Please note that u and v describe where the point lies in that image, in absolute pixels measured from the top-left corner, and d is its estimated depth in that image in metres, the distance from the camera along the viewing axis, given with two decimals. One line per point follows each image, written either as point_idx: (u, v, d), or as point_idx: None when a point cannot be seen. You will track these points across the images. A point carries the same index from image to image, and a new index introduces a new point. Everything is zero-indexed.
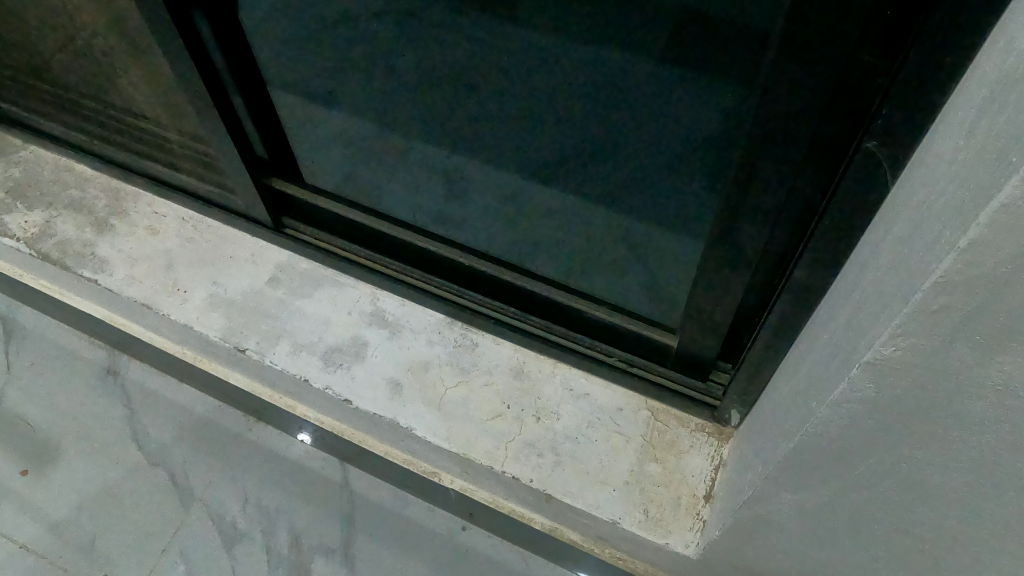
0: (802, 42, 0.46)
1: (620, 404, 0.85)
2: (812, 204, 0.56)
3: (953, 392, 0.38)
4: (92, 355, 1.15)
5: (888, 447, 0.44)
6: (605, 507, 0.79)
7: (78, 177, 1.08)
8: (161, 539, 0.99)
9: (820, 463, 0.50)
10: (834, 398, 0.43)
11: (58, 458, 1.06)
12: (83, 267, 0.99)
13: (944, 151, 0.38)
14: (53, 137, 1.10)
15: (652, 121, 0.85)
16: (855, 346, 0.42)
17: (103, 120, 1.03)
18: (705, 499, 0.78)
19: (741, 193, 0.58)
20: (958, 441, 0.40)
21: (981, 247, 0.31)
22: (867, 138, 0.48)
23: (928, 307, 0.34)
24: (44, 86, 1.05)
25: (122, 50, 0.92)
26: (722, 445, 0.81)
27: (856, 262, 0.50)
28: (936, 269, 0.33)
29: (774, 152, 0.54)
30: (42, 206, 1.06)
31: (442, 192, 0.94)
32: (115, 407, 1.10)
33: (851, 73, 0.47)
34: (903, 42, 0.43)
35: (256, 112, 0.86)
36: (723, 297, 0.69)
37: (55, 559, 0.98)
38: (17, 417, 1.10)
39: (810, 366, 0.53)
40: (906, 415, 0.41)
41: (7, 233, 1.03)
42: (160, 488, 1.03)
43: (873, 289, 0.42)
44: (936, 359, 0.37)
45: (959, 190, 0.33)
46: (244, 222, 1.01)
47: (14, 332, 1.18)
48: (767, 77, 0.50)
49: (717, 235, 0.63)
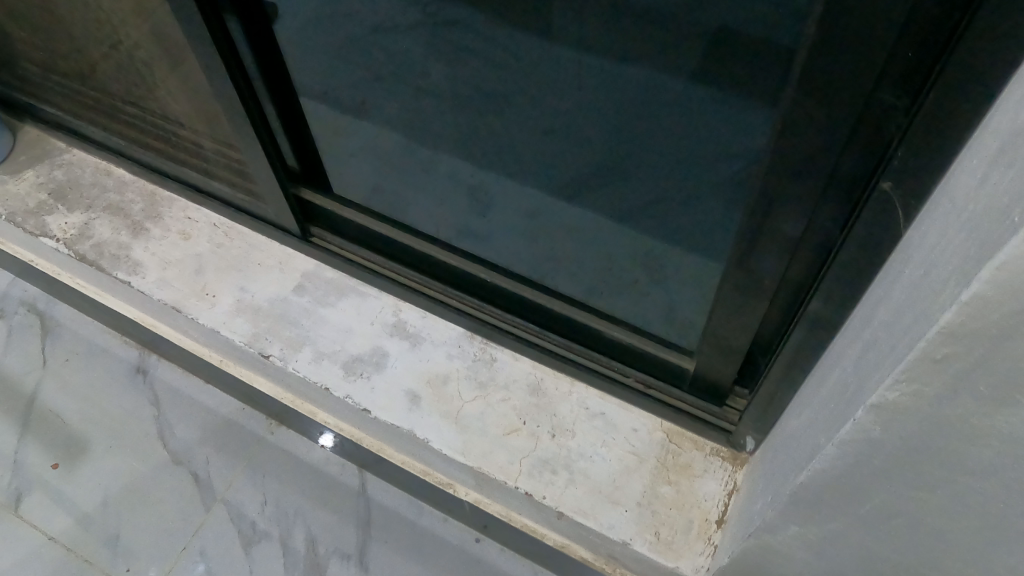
0: (821, 81, 0.47)
1: (636, 425, 0.86)
2: (831, 238, 0.56)
3: (960, 439, 0.38)
4: (123, 353, 1.18)
5: (894, 488, 0.44)
6: (616, 527, 0.80)
7: (116, 180, 1.12)
8: (182, 537, 1.02)
9: (827, 499, 0.50)
10: (842, 435, 0.43)
11: (88, 453, 1.09)
12: (117, 269, 1.02)
13: (956, 197, 0.38)
14: (96, 141, 1.14)
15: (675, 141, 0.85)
16: (864, 386, 0.42)
17: (142, 126, 1.06)
18: (717, 524, 0.78)
19: (760, 222, 0.59)
20: (962, 485, 0.40)
21: (982, 303, 0.31)
22: (883, 178, 0.48)
23: (932, 356, 0.35)
24: (87, 91, 1.08)
25: (163, 60, 0.92)
26: (736, 470, 0.81)
27: (870, 300, 0.50)
28: (940, 318, 0.33)
29: (793, 187, 0.54)
30: (81, 208, 1.10)
31: (468, 207, 0.96)
32: (143, 404, 1.13)
33: (870, 112, 0.47)
34: (923, 85, 0.44)
35: (286, 120, 0.89)
36: (741, 324, 0.69)
37: (81, 552, 1.01)
38: (50, 411, 1.13)
39: (821, 401, 0.53)
40: (914, 460, 0.41)
41: (48, 234, 1.07)
42: (183, 487, 1.05)
43: (884, 329, 0.42)
44: (941, 406, 0.37)
45: (966, 241, 0.33)
46: (272, 230, 1.03)
47: (50, 328, 1.21)
48: (786, 111, 0.50)
49: (736, 262, 0.63)
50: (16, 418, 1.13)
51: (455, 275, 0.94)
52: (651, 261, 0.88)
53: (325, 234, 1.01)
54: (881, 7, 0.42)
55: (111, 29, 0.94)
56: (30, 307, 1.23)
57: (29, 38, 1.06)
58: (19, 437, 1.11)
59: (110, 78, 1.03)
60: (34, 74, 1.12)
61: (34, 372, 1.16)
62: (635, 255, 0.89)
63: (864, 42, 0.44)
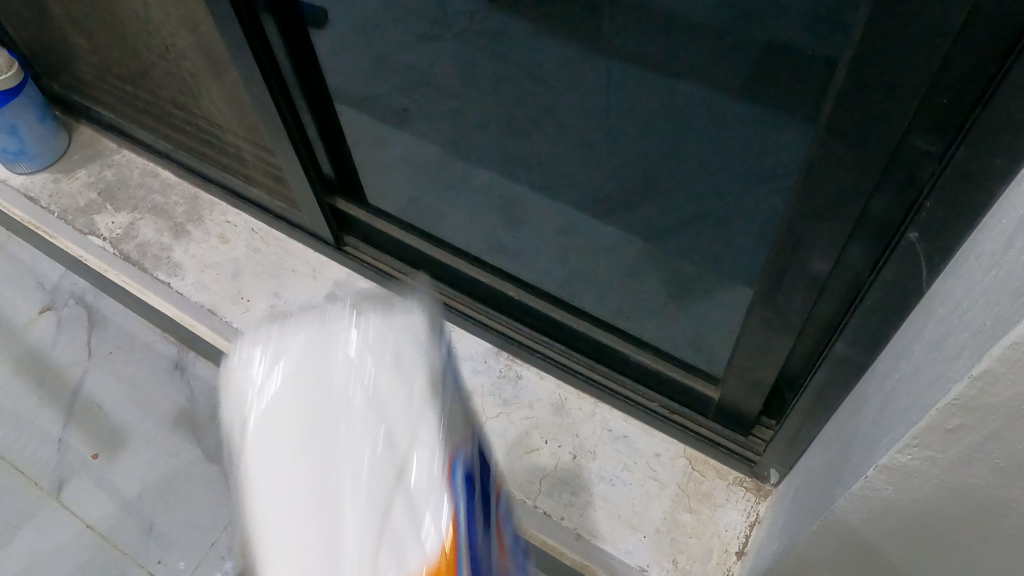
0: (848, 129, 0.45)
1: (658, 450, 0.85)
2: (861, 279, 0.54)
3: (976, 508, 0.36)
4: (163, 349, 1.17)
5: (906, 547, 0.43)
6: (635, 552, 0.79)
7: (162, 182, 1.17)
8: (211, 533, 1.01)
9: (846, 551, 0.48)
10: (853, 491, 0.42)
11: (126, 445, 1.09)
12: (158, 270, 1.08)
13: (982, 258, 0.37)
14: (144, 143, 1.19)
15: None
16: (877, 445, 0.40)
17: (188, 131, 1.09)
18: (738, 556, 0.77)
19: (786, 260, 0.57)
20: (977, 549, 0.39)
21: (992, 380, 0.30)
22: (911, 228, 0.47)
23: (944, 426, 0.34)
24: (138, 96, 1.10)
25: (206, 71, 0.94)
26: (759, 501, 0.80)
27: (896, 346, 0.49)
28: (951, 390, 0.32)
29: (820, 227, 0.53)
30: (128, 208, 1.14)
31: (500, 221, 0.96)
32: (179, 402, 1.12)
33: (902, 157, 0.45)
34: (956, 133, 0.42)
35: (322, 133, 0.90)
36: (767, 358, 0.68)
37: (116, 542, 1.01)
38: (91, 402, 1.13)
39: (843, 444, 0.51)
40: (928, 522, 0.40)
41: (96, 232, 1.12)
42: (216, 484, 1.05)
43: (902, 386, 0.41)
44: (955, 475, 0.35)
45: (985, 307, 0.32)
46: (308, 237, 1.06)
47: (96, 321, 1.20)
48: (813, 156, 0.48)
49: (762, 298, 0.62)
50: (61, 407, 1.13)
51: (483, 291, 0.94)
52: (681, 284, 0.86)
53: (357, 243, 1.03)
54: (913, 61, 0.40)
55: (160, 39, 0.95)
56: (78, 299, 1.22)
57: (86, 45, 1.07)
58: (63, 424, 1.11)
59: (155, 84, 1.05)
60: (87, 78, 1.15)
61: (79, 364, 1.16)
62: (665, 276, 0.88)
63: (894, 91, 0.42)
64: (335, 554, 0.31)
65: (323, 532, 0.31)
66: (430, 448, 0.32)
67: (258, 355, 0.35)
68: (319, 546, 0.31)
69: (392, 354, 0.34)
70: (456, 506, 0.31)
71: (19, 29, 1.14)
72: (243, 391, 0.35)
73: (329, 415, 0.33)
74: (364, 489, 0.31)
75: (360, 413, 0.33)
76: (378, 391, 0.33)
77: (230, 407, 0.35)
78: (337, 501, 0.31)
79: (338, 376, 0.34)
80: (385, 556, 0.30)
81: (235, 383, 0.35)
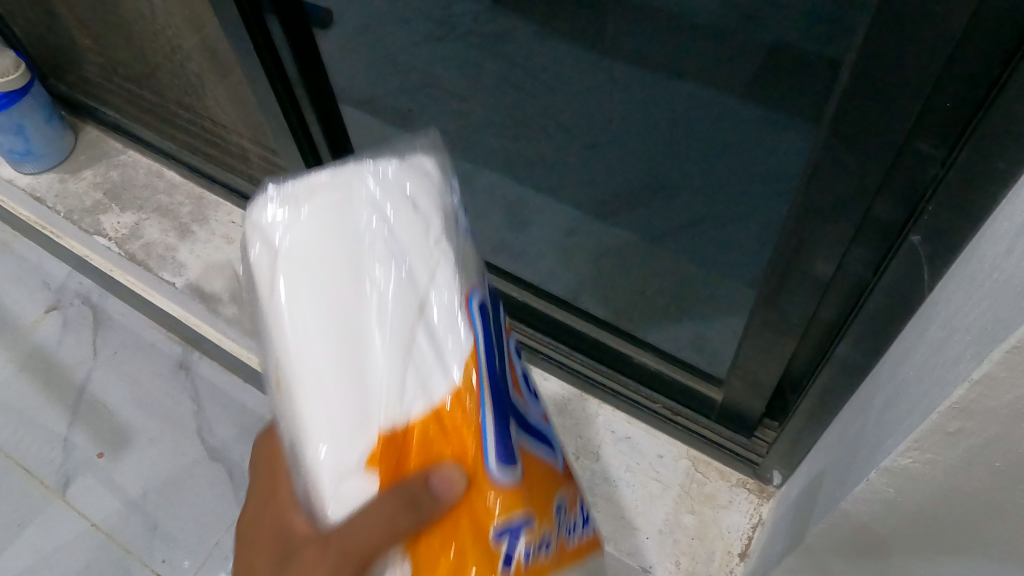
0: (851, 131, 0.45)
1: (661, 451, 0.85)
2: (863, 282, 0.54)
3: (979, 509, 0.36)
4: (168, 348, 1.17)
5: (910, 549, 0.43)
6: (637, 554, 0.79)
7: (167, 182, 1.17)
8: (215, 532, 1.01)
9: (849, 553, 0.48)
10: (854, 494, 0.41)
11: (131, 444, 1.09)
12: (163, 269, 1.08)
13: (985, 260, 0.36)
14: (149, 144, 1.19)
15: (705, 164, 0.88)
16: (879, 448, 0.40)
17: (193, 131, 1.09)
18: (740, 557, 0.77)
19: (789, 262, 0.57)
20: (979, 551, 0.39)
21: (994, 383, 0.30)
22: (914, 230, 0.47)
23: (945, 429, 0.34)
24: (144, 97, 1.11)
25: (211, 72, 0.94)
26: (763, 503, 0.80)
27: (899, 348, 0.49)
28: (951, 393, 0.32)
29: (822, 230, 0.53)
30: (133, 209, 1.15)
31: (504, 223, 0.95)
32: (184, 401, 1.12)
33: (905, 159, 0.45)
34: (960, 135, 0.42)
35: (328, 135, 0.91)
36: (770, 359, 0.68)
37: (121, 540, 1.02)
38: (96, 401, 1.13)
39: (846, 446, 0.51)
40: (931, 524, 0.40)
41: (102, 232, 1.13)
42: (220, 484, 1.05)
43: (904, 389, 0.41)
44: (957, 476, 0.35)
45: (987, 310, 0.32)
46: None
47: (101, 320, 1.21)
48: (816, 158, 0.48)
49: (765, 300, 0.62)
50: (66, 406, 1.13)
51: None
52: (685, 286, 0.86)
53: None
54: (915, 63, 0.40)
55: (166, 40, 0.95)
56: (84, 299, 1.23)
57: (92, 46, 1.08)
58: (68, 423, 1.12)
59: (162, 84, 1.05)
60: (93, 79, 1.16)
61: (85, 363, 1.17)
62: (669, 278, 0.88)
63: (897, 93, 0.42)
64: (362, 371, 0.35)
65: (349, 353, 0.35)
66: (447, 286, 0.36)
67: (279, 205, 0.40)
68: (347, 364, 0.35)
69: (406, 198, 0.39)
70: (475, 333, 0.35)
71: (26, 31, 1.15)
72: (269, 236, 0.40)
73: (354, 245, 0.38)
74: (388, 319, 0.36)
75: (379, 252, 0.37)
76: (396, 231, 0.38)
77: (258, 252, 0.40)
78: (361, 326, 0.36)
79: (360, 215, 0.39)
80: (411, 380, 0.34)
81: (257, 230, 0.40)
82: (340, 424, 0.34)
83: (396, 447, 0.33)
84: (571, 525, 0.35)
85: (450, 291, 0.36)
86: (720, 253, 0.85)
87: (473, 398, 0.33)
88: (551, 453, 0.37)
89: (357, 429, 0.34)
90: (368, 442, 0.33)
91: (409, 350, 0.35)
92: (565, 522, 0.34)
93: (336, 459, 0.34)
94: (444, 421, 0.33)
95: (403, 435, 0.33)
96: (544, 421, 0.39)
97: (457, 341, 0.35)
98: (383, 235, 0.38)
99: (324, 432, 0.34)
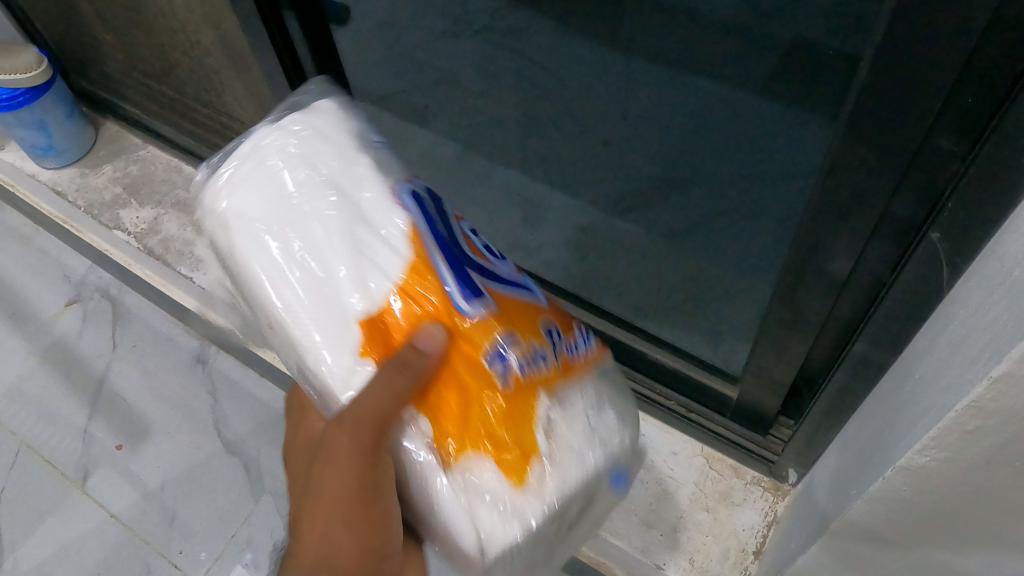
0: (871, 127, 0.45)
1: (675, 449, 0.85)
2: (882, 279, 0.54)
3: (996, 508, 0.36)
4: (185, 342, 1.19)
5: (925, 547, 0.43)
6: (650, 551, 0.79)
7: (186, 178, 1.18)
8: (231, 525, 1.02)
9: (864, 551, 0.48)
10: (870, 492, 0.41)
11: (149, 436, 1.10)
12: (181, 264, 1.09)
13: (1006, 258, 0.36)
14: (167, 139, 1.20)
15: (719, 163, 0.90)
16: (895, 446, 0.40)
17: (212, 128, 1.10)
18: (755, 555, 0.77)
19: (805, 259, 0.57)
20: (997, 551, 0.39)
21: (1013, 382, 0.30)
22: (932, 229, 0.47)
23: (963, 428, 0.33)
24: (163, 92, 1.12)
25: (229, 69, 0.94)
26: (777, 501, 0.79)
27: (917, 347, 0.48)
28: (969, 392, 0.32)
29: (839, 227, 0.52)
30: (152, 203, 1.16)
31: (519, 219, 0.93)
32: (201, 394, 1.14)
33: (925, 155, 0.45)
34: (981, 132, 0.41)
35: None
36: (786, 357, 0.67)
37: (139, 532, 1.03)
38: (115, 394, 1.14)
39: (862, 444, 0.51)
40: (948, 523, 0.39)
41: (121, 227, 1.14)
42: (236, 477, 1.06)
43: (921, 389, 0.41)
44: (974, 475, 0.35)
45: (1008, 307, 0.32)
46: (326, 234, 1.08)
47: (120, 313, 1.22)
48: (834, 155, 0.48)
49: (780, 298, 0.62)
50: (86, 398, 1.14)
51: None
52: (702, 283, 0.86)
53: None
54: (941, 59, 0.40)
55: (185, 37, 0.96)
56: (103, 292, 1.24)
57: (113, 42, 1.09)
58: (87, 415, 1.13)
59: (182, 81, 1.06)
60: (114, 75, 1.17)
61: (104, 356, 1.18)
62: None
63: (919, 88, 0.41)
64: (332, 280, 0.45)
65: (315, 270, 0.46)
66: (376, 192, 0.48)
67: (219, 189, 0.50)
68: (318, 277, 0.46)
69: (319, 144, 0.50)
70: (413, 218, 0.47)
71: (48, 27, 1.16)
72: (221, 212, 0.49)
73: (292, 188, 0.48)
74: (337, 235, 0.46)
75: (312, 188, 0.48)
76: (321, 167, 0.49)
77: (218, 225, 0.49)
78: (317, 245, 0.46)
79: (288, 166, 0.49)
80: (372, 272, 0.45)
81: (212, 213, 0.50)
82: (322, 327, 0.45)
83: (381, 330, 0.45)
84: (570, 346, 0.47)
85: (383, 199, 0.47)
86: (735, 251, 0.85)
87: (430, 274, 0.45)
88: (525, 293, 0.48)
89: (338, 326, 0.45)
90: (353, 327, 0.45)
91: (361, 248, 0.46)
92: (553, 338, 0.46)
93: (330, 353, 0.45)
94: (414, 302, 0.45)
95: (379, 317, 0.45)
96: (515, 273, 0.50)
97: (402, 238, 0.46)
98: (312, 171, 0.49)
99: (314, 334, 0.45)
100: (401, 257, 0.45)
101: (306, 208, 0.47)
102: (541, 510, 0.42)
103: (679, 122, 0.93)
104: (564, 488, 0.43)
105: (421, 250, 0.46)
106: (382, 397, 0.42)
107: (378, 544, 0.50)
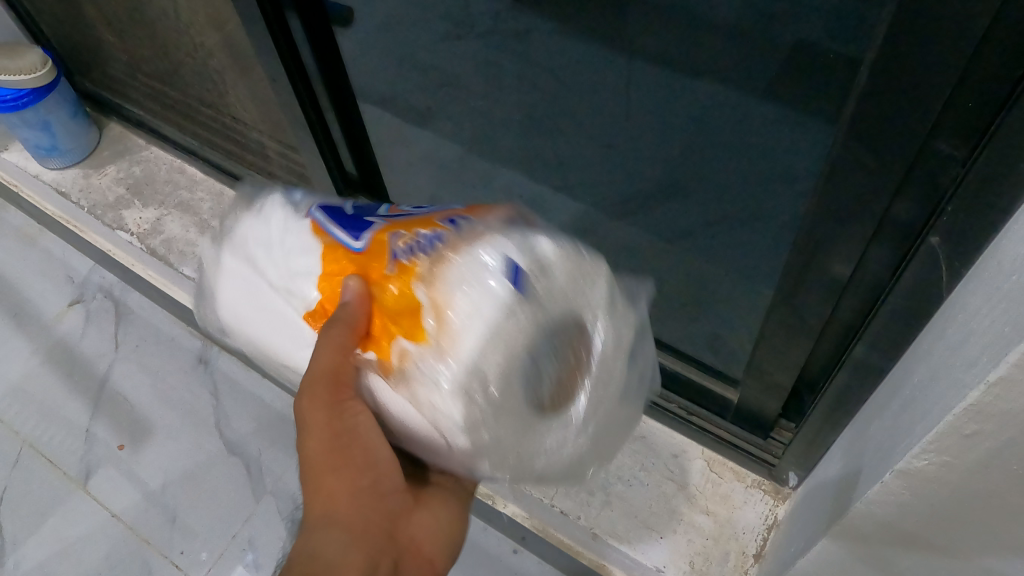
0: (871, 133, 0.45)
1: (676, 451, 0.86)
2: (882, 283, 0.54)
3: (994, 511, 0.36)
4: (188, 343, 1.19)
5: (925, 550, 0.43)
6: (650, 553, 0.79)
7: (189, 179, 1.19)
8: (233, 524, 1.02)
9: (864, 554, 0.48)
10: (868, 495, 0.41)
11: (151, 436, 1.11)
12: (184, 265, 1.10)
13: (1005, 261, 0.36)
14: (170, 140, 1.21)
15: None
16: (894, 449, 0.40)
17: (215, 128, 1.11)
18: (755, 558, 0.77)
19: (805, 263, 0.57)
20: (996, 554, 0.39)
21: (1009, 386, 0.30)
22: (931, 233, 0.47)
23: (960, 431, 0.33)
24: (167, 93, 1.12)
25: (232, 70, 0.95)
26: (778, 504, 0.80)
27: (916, 351, 0.49)
28: (966, 395, 0.32)
29: (838, 231, 0.52)
30: (155, 204, 1.17)
31: None
32: (203, 395, 1.14)
33: (924, 159, 0.45)
34: (980, 136, 0.42)
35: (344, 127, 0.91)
36: (786, 360, 0.68)
37: (140, 532, 1.03)
38: (117, 394, 1.15)
39: (862, 446, 0.51)
40: (948, 527, 0.39)
41: (124, 228, 1.15)
42: (237, 477, 1.06)
43: (919, 393, 0.41)
44: (973, 479, 0.35)
45: (1006, 311, 0.32)
46: None
47: (123, 314, 1.22)
48: (834, 160, 0.48)
49: (779, 301, 0.62)
50: (88, 398, 1.15)
51: None
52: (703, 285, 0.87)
53: None
54: (941, 63, 0.40)
55: (189, 38, 0.96)
56: (106, 293, 1.25)
57: (117, 43, 1.09)
58: (90, 415, 1.13)
59: (184, 82, 1.07)
60: (118, 76, 1.17)
61: (106, 356, 1.18)
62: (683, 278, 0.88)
63: (917, 92, 0.41)
64: (277, 300, 0.53)
65: (265, 300, 0.53)
66: (276, 215, 0.56)
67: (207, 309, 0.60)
68: (270, 303, 0.53)
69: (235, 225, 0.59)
70: (307, 216, 0.54)
71: (53, 28, 1.17)
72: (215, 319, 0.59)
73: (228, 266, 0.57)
74: (262, 264, 0.54)
75: (239, 252, 0.56)
76: (239, 237, 0.57)
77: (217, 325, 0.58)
78: (256, 281, 0.54)
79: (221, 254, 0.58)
80: (291, 272, 0.52)
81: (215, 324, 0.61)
82: (289, 336, 0.53)
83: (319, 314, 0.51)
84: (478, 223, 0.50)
85: (295, 218, 0.55)
86: (735, 253, 0.85)
87: (327, 241, 0.52)
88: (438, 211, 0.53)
89: (298, 330, 0.53)
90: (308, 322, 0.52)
91: (284, 262, 0.53)
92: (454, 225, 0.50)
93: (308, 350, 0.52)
94: (328, 269, 0.51)
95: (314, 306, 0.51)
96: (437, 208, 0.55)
97: (307, 236, 0.53)
98: (259, 229, 0.56)
99: (288, 345, 0.53)
100: (317, 259, 0.52)
101: (257, 263, 0.54)
102: (461, 360, 0.44)
103: (680, 125, 0.94)
104: (479, 333, 0.44)
105: (329, 235, 0.52)
106: (321, 349, 0.48)
107: (391, 491, 0.53)
